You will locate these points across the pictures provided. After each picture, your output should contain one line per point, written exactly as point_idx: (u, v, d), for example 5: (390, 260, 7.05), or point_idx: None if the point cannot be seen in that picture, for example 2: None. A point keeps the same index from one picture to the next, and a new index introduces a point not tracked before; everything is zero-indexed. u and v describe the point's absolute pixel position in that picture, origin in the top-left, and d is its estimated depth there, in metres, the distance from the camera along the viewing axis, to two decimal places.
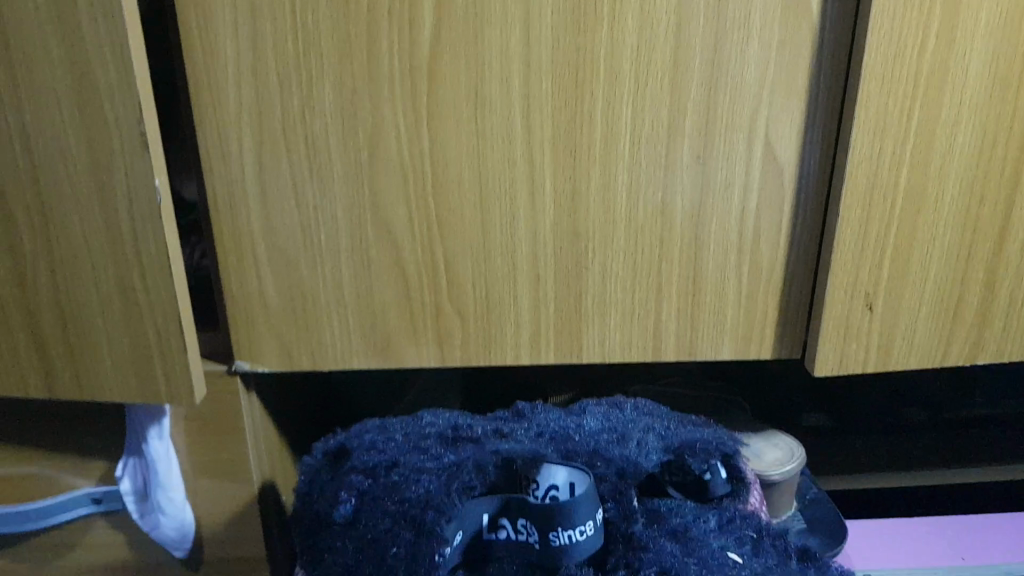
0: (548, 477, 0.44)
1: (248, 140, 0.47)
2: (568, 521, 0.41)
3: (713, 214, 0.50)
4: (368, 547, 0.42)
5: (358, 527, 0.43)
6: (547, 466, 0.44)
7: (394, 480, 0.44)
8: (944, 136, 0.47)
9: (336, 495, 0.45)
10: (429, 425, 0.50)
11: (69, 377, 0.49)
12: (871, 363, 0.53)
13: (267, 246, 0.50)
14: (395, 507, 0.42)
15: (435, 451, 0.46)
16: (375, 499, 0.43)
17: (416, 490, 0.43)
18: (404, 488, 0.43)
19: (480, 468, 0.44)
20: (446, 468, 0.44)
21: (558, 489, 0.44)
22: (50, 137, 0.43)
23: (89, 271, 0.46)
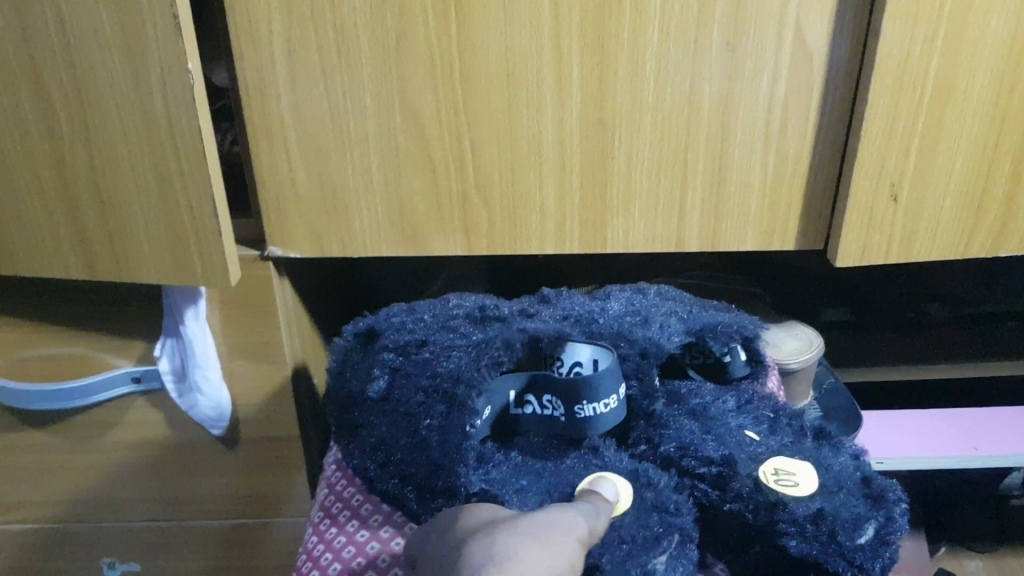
0: (571, 355, 0.46)
1: (277, 25, 0.47)
2: (589, 395, 0.43)
3: (741, 102, 0.50)
4: (402, 420, 0.45)
5: (392, 401, 0.46)
6: (571, 344, 0.45)
7: (425, 355, 0.46)
8: (977, 21, 0.46)
9: (371, 371, 0.47)
10: (457, 306, 0.51)
11: (109, 260, 0.51)
12: (894, 253, 0.54)
13: (297, 132, 0.51)
14: (426, 381, 0.45)
15: (464, 329, 0.48)
16: (407, 374, 0.46)
17: (445, 366, 0.45)
18: (434, 362, 0.45)
19: (506, 343, 0.45)
20: (474, 345, 0.45)
21: (580, 365, 0.46)
22: (82, 21, 0.43)
23: (126, 155, 0.47)
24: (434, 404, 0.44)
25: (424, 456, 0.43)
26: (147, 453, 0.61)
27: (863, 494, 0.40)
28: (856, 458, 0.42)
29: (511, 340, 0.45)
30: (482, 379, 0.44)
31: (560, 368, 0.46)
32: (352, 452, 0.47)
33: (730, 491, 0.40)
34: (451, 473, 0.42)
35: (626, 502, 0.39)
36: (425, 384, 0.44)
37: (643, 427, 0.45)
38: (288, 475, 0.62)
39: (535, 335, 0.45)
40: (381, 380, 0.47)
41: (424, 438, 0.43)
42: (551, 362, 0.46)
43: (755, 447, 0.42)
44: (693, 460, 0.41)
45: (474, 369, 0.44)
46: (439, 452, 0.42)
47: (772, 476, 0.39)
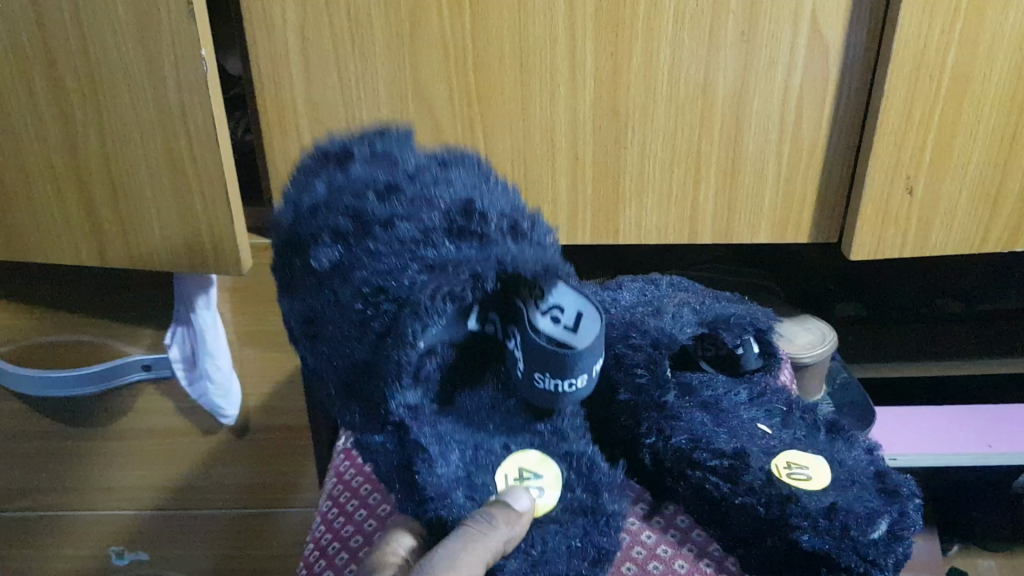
0: (556, 298, 0.35)
1: (291, 11, 0.47)
2: (557, 373, 0.35)
3: (756, 92, 0.50)
4: (333, 355, 0.35)
5: (333, 289, 0.34)
6: (560, 285, 0.35)
7: (378, 211, 0.33)
8: (997, 10, 0.46)
9: (321, 194, 0.35)
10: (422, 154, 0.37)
11: (120, 247, 0.51)
12: (909, 245, 0.54)
13: (310, 120, 0.51)
14: (368, 280, 0.33)
15: (439, 185, 0.35)
16: (352, 256, 0.33)
17: (393, 268, 0.33)
18: (394, 233, 0.33)
19: (469, 234, 0.34)
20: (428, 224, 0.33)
21: (557, 316, 0.36)
22: (96, 6, 0.43)
23: (139, 141, 0.47)
24: (370, 325, 0.33)
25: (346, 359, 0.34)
26: (157, 442, 0.61)
27: (876, 489, 0.39)
28: (870, 452, 0.42)
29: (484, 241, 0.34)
30: (432, 322, 0.34)
31: (539, 302, 0.36)
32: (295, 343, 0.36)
33: (742, 484, 0.39)
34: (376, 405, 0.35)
35: (550, 501, 0.38)
36: (365, 280, 0.33)
37: (654, 418, 0.42)
38: (299, 463, 0.62)
39: (509, 266, 0.34)
40: (328, 216, 0.34)
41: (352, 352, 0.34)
42: (527, 291, 0.36)
43: (769, 440, 0.41)
44: (704, 452, 0.41)
45: (420, 319, 0.33)
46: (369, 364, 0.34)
47: (785, 469, 0.39)
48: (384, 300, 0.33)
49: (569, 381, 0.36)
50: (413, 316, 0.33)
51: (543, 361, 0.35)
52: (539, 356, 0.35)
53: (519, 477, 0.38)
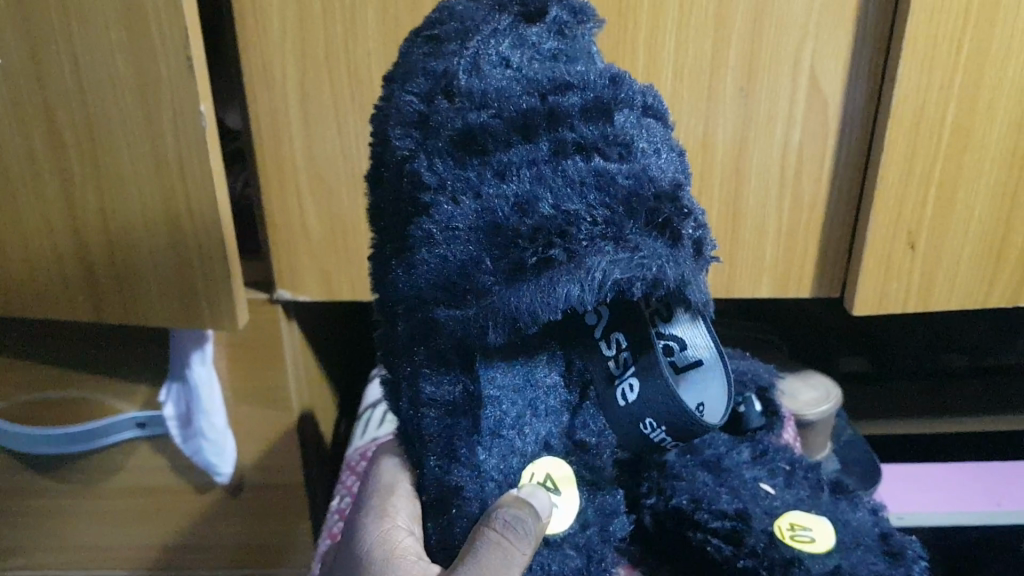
0: (685, 330, 0.32)
1: (291, 67, 0.47)
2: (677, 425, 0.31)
3: (756, 147, 0.50)
4: (449, 248, 0.29)
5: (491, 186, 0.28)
6: (695, 320, 0.32)
7: (608, 152, 0.28)
8: (995, 64, 0.46)
9: (483, 91, 0.30)
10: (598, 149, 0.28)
11: (115, 301, 0.51)
12: (912, 301, 0.53)
13: (309, 175, 0.50)
14: (550, 205, 0.27)
15: (644, 147, 0.29)
16: (526, 154, 0.29)
17: (587, 202, 0.27)
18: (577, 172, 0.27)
19: (671, 233, 0.27)
20: (646, 179, 0.27)
21: (676, 344, 0.32)
22: (97, 62, 0.44)
23: (136, 195, 0.47)
24: (523, 257, 0.27)
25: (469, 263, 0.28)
26: (151, 500, 0.60)
27: (880, 552, 0.38)
28: (874, 513, 0.41)
29: (683, 245, 0.27)
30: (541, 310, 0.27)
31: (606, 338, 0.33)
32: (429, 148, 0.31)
33: (744, 547, 0.37)
34: (462, 322, 0.29)
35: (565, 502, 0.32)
36: (532, 212, 0.27)
37: (654, 478, 0.41)
38: (294, 520, 0.61)
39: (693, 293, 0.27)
40: (492, 117, 0.30)
41: (462, 272, 0.29)
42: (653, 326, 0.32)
43: (771, 500, 0.39)
44: (705, 513, 0.38)
45: (580, 284, 0.26)
46: (503, 302, 0.27)
47: (789, 531, 0.37)
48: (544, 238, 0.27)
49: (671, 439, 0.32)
50: (571, 281, 0.26)
51: (657, 398, 0.31)
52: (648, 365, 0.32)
53: (544, 486, 0.31)
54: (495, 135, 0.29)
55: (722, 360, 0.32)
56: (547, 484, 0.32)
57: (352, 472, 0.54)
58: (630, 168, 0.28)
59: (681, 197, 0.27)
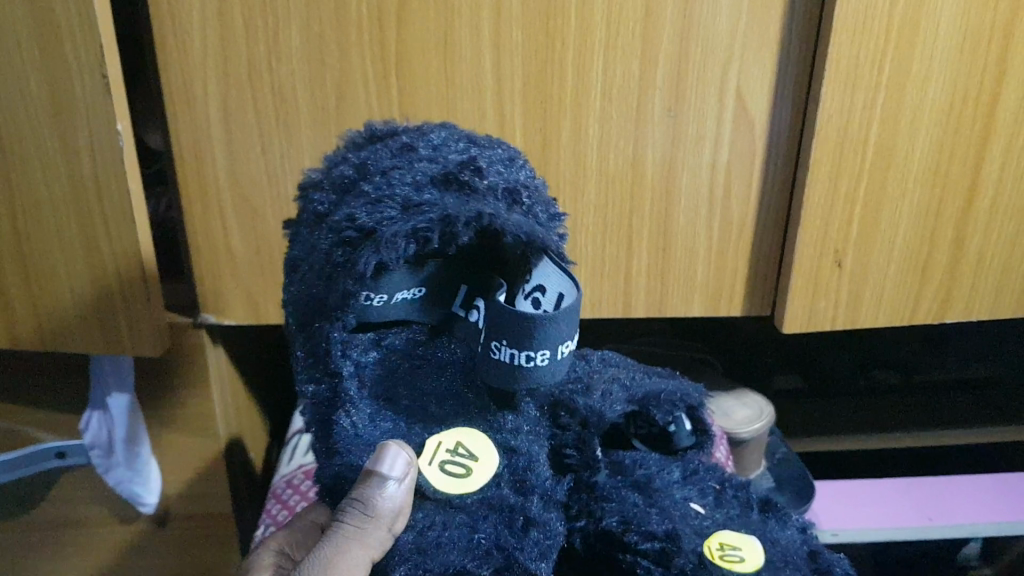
0: (538, 276, 0.33)
1: (214, 87, 0.46)
2: (518, 341, 0.32)
3: (684, 167, 0.50)
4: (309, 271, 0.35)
5: (317, 219, 0.36)
6: (542, 259, 0.33)
7: (410, 162, 0.35)
8: (915, 86, 0.47)
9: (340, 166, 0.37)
10: (427, 157, 0.35)
11: (30, 328, 0.49)
12: (840, 318, 0.54)
13: (234, 197, 0.49)
14: (356, 209, 0.33)
15: (447, 154, 0.36)
16: (337, 194, 0.36)
17: (392, 191, 0.34)
18: (391, 180, 0.34)
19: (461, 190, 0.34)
20: (447, 168, 0.35)
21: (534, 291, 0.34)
22: (9, 79, 0.42)
23: (51, 217, 0.46)
24: (336, 250, 0.33)
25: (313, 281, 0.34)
26: (72, 533, 0.58)
27: (810, 569, 0.37)
28: (803, 530, 0.40)
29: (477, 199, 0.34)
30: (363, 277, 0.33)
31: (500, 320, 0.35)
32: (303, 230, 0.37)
33: (673, 569, 0.35)
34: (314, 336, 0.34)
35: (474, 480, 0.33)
36: (349, 221, 0.33)
37: (584, 498, 0.39)
38: (222, 550, 0.59)
39: (489, 220, 0.32)
40: (345, 165, 0.37)
41: (316, 296, 0.34)
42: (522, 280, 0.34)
43: (700, 520, 0.38)
44: (635, 535, 0.37)
45: (376, 251, 0.32)
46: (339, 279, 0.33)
47: (718, 551, 0.36)
48: (354, 231, 0.33)
49: (530, 356, 0.32)
50: (371, 251, 0.32)
51: (501, 325, 0.32)
52: (505, 330, 0.32)
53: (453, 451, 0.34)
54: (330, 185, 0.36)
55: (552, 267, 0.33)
56: (457, 450, 0.34)
57: (280, 501, 0.52)
58: (423, 167, 0.35)
59: (474, 177, 0.35)
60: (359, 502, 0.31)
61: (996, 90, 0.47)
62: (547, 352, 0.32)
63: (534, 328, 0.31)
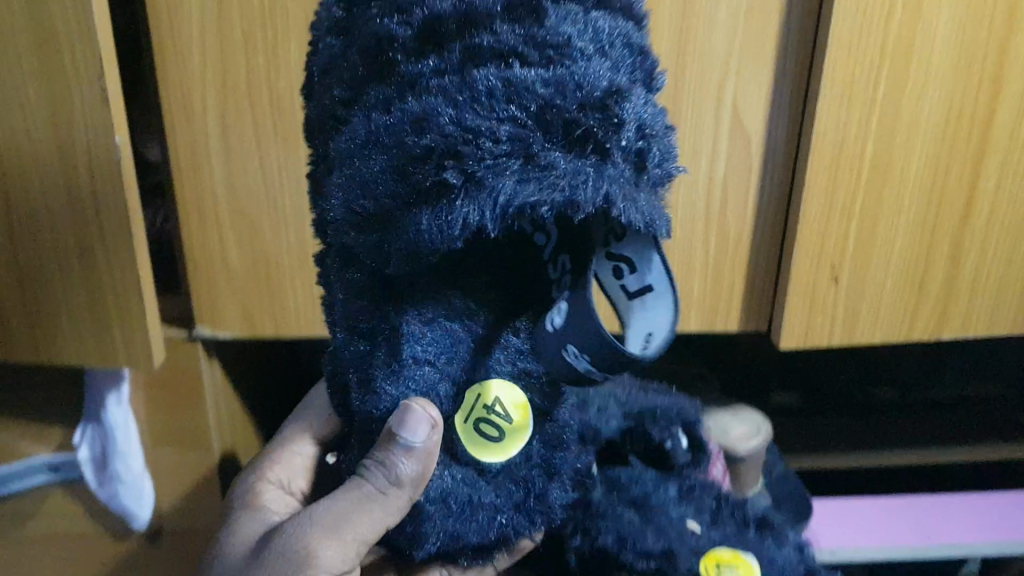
0: (642, 265, 0.31)
1: (212, 99, 0.46)
2: (604, 364, 0.31)
3: (681, 181, 0.50)
4: (377, 188, 0.29)
5: (398, 106, 0.29)
6: (651, 255, 0.31)
7: (533, 59, 0.29)
8: (911, 102, 0.47)
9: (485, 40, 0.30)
10: (570, 62, 0.29)
11: (25, 339, 0.49)
12: (837, 335, 0.54)
13: (230, 210, 0.49)
14: (462, 126, 0.27)
15: (580, 61, 0.29)
16: (436, 95, 0.28)
17: (496, 129, 0.27)
18: (508, 101, 0.27)
19: (589, 146, 0.27)
20: (578, 90, 0.28)
21: (626, 268, 0.32)
22: (8, 89, 0.42)
23: (48, 229, 0.46)
24: (424, 175, 0.28)
25: (386, 185, 0.29)
26: (63, 549, 0.57)
27: None
28: (800, 549, 0.39)
29: (605, 159, 0.27)
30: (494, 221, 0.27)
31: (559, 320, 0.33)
32: (418, 94, 0.29)
33: None
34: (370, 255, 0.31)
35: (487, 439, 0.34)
36: (445, 129, 0.27)
37: (578, 516, 0.38)
38: None
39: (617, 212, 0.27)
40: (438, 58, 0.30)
41: (383, 204, 0.29)
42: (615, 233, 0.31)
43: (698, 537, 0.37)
44: (631, 553, 0.36)
45: (479, 209, 0.27)
46: (404, 229, 0.29)
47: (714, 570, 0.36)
48: (455, 164, 0.27)
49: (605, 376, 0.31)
50: (470, 206, 0.27)
51: (585, 328, 0.31)
52: (581, 333, 0.31)
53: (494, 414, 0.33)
54: (434, 72, 0.29)
55: (671, 287, 0.31)
56: (496, 410, 0.33)
57: None
58: (555, 85, 0.28)
59: (617, 118, 0.27)
60: (383, 467, 0.34)
61: (992, 105, 0.48)
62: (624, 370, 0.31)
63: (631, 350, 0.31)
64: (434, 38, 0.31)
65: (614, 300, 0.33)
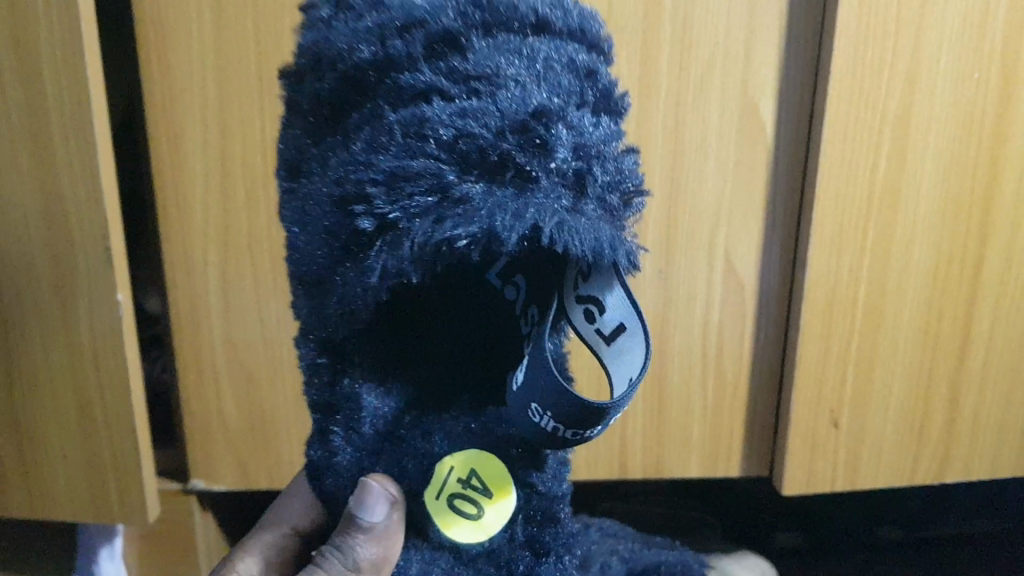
0: (606, 296, 0.29)
1: (214, 256, 0.47)
2: (572, 418, 0.27)
3: (676, 328, 0.51)
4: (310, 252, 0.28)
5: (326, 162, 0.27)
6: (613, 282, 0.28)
7: (450, 88, 0.25)
8: (900, 250, 0.48)
9: (399, 71, 0.26)
10: (498, 68, 0.25)
11: (19, 494, 0.48)
12: (840, 479, 0.53)
13: (229, 362, 0.49)
14: (370, 166, 0.25)
15: (512, 81, 0.25)
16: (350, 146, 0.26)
17: (410, 168, 0.24)
18: (423, 128, 0.24)
19: (514, 174, 0.24)
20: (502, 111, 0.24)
21: (596, 308, 0.29)
22: (14, 251, 0.43)
23: (47, 386, 0.46)
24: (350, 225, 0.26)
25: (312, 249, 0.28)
26: None
27: None
28: None
29: (532, 185, 0.24)
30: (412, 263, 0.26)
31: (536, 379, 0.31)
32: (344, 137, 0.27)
33: None
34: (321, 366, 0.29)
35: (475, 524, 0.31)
36: (351, 178, 0.25)
37: None
38: None
39: (550, 236, 0.24)
40: (360, 74, 0.27)
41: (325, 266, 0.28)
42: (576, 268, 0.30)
43: None
44: None
45: (396, 258, 0.26)
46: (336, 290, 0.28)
47: None
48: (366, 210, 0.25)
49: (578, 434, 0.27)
50: (389, 252, 0.25)
51: (549, 387, 0.27)
52: (544, 378, 0.28)
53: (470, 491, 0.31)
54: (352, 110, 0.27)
55: (641, 319, 0.28)
56: (470, 482, 0.31)
57: None
58: (476, 104, 0.24)
59: (551, 137, 0.24)
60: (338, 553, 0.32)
61: (980, 252, 0.49)
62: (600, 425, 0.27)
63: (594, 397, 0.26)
64: (335, 52, 0.27)
65: (592, 348, 0.30)
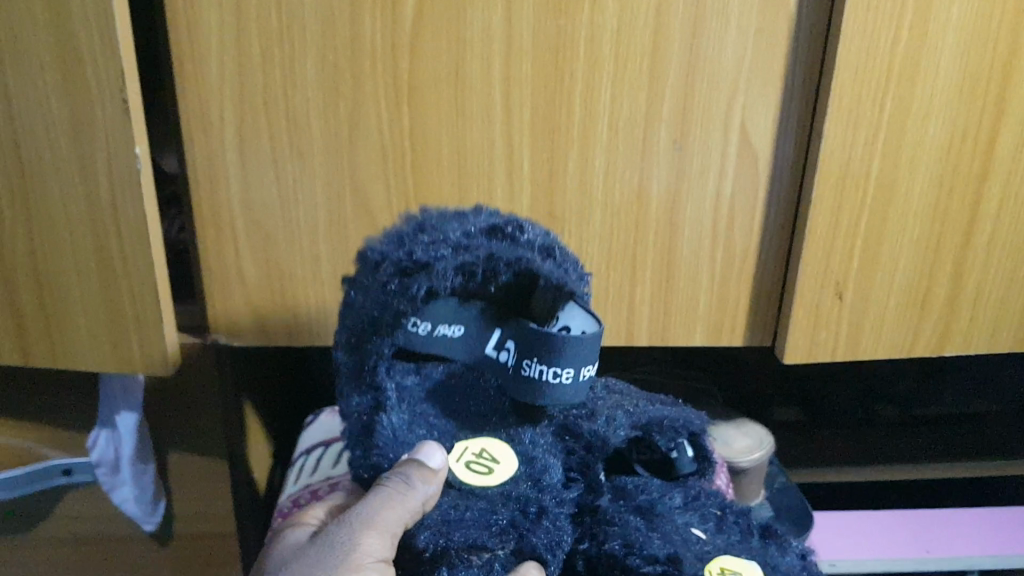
0: (567, 314, 0.42)
1: (230, 113, 0.47)
2: (546, 356, 0.41)
3: (688, 199, 0.51)
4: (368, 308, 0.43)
5: (379, 271, 0.43)
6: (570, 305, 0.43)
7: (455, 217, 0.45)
8: (915, 124, 0.48)
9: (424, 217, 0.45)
10: (478, 215, 0.45)
11: (42, 345, 0.49)
12: (840, 351, 0.54)
13: (246, 220, 0.50)
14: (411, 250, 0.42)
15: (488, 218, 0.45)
16: (397, 248, 0.43)
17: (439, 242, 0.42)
18: (444, 229, 0.44)
19: (498, 237, 0.44)
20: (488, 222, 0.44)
21: (568, 327, 0.42)
22: (32, 102, 0.43)
23: (68, 238, 0.46)
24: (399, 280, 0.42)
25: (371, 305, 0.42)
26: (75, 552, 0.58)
27: None
28: (804, 558, 0.39)
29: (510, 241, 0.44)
30: (441, 287, 0.42)
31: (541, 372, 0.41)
32: (389, 252, 0.44)
33: None
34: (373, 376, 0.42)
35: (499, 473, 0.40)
36: (398, 259, 0.42)
37: (588, 523, 0.39)
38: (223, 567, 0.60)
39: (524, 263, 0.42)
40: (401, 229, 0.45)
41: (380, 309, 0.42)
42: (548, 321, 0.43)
43: (703, 546, 0.37)
44: (637, 558, 0.36)
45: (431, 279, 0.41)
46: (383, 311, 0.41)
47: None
48: (410, 267, 0.42)
49: (556, 372, 0.41)
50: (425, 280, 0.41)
51: (533, 345, 0.41)
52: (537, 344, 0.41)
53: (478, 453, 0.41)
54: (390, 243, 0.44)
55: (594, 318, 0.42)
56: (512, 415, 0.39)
57: (283, 518, 0.53)
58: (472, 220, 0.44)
59: (514, 227, 0.44)
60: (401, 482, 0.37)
61: (995, 128, 0.49)
62: (568, 368, 0.41)
63: (557, 342, 0.40)
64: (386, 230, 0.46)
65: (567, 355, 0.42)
